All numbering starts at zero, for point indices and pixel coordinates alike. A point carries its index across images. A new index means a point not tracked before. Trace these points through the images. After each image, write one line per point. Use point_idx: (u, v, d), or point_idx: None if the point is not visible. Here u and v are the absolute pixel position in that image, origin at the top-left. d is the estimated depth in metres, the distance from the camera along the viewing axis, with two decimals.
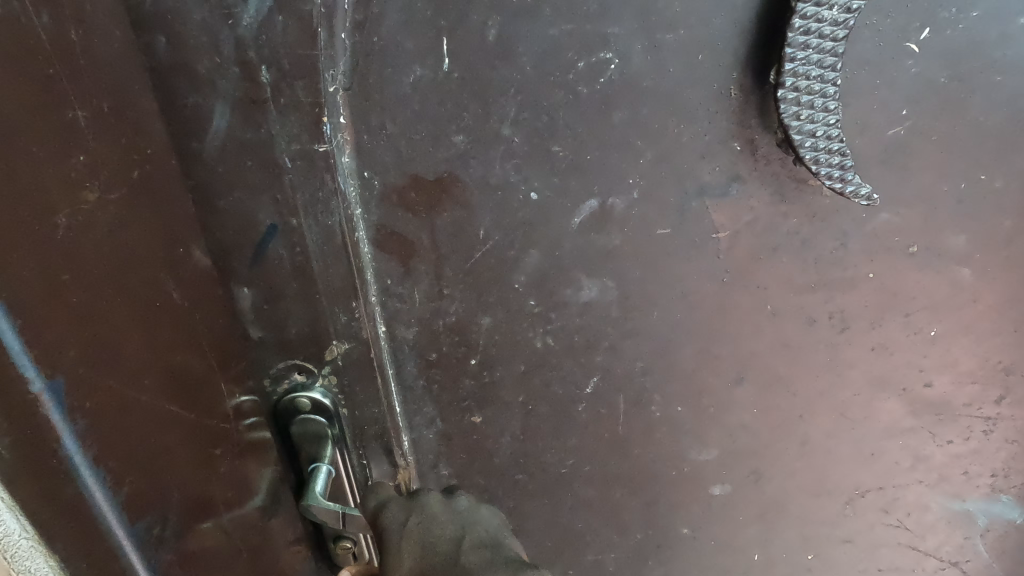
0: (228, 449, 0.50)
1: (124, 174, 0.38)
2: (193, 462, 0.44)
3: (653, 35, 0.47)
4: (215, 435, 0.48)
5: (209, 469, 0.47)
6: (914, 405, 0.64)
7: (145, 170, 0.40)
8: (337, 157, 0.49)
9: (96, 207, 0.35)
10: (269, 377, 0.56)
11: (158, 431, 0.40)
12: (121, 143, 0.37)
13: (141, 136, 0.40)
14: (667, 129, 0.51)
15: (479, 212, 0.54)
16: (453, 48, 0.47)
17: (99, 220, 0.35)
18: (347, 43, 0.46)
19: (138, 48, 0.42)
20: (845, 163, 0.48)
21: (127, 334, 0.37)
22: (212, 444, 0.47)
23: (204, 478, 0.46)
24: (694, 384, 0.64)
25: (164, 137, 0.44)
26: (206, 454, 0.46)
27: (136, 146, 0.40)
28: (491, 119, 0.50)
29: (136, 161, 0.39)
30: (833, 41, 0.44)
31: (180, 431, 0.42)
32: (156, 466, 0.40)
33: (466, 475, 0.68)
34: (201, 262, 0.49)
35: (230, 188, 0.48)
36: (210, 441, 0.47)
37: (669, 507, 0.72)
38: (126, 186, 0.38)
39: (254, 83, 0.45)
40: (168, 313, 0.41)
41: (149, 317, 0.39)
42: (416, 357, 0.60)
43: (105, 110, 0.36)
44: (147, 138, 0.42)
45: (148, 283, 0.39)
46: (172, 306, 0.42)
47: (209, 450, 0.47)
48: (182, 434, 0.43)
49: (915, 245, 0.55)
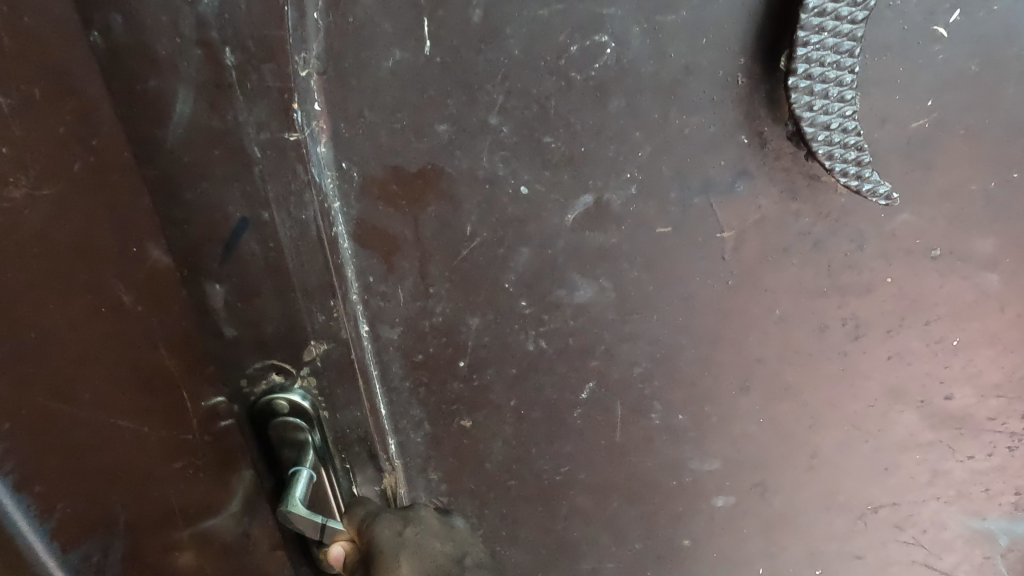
0: (191, 462, 0.53)
1: (62, 174, 0.39)
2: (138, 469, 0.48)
3: (652, 17, 0.43)
4: (177, 443, 0.51)
5: (156, 478, 0.50)
6: (932, 418, 0.60)
7: (89, 162, 0.41)
8: (310, 148, 0.46)
9: (21, 207, 0.38)
10: (245, 377, 0.54)
11: (78, 440, 0.44)
12: (60, 136, 0.38)
13: (83, 126, 0.40)
14: (668, 120, 0.47)
15: (466, 207, 0.50)
16: (434, 30, 0.43)
17: (25, 221, 0.38)
18: (320, 23, 0.42)
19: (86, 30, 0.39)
20: (863, 159, 0.43)
21: (78, 352, 0.43)
22: (161, 456, 0.50)
23: (155, 483, 0.50)
24: (695, 391, 0.61)
25: (119, 125, 0.42)
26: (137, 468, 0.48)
27: (82, 135, 0.40)
28: (477, 108, 0.46)
29: (79, 153, 0.40)
30: (851, 24, 0.40)
31: (120, 444, 0.47)
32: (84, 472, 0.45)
33: (456, 481, 0.65)
34: (159, 262, 0.47)
35: (197, 178, 0.45)
36: (163, 452, 0.50)
37: (670, 517, 0.69)
38: (64, 184, 0.39)
39: (218, 66, 0.41)
40: (114, 321, 0.44)
41: (99, 328, 0.43)
42: (402, 359, 0.57)
43: (37, 97, 0.37)
44: (90, 125, 0.40)
45: (94, 289, 0.42)
46: (122, 311, 0.44)
47: (152, 461, 0.49)
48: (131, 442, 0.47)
49: (937, 248, 0.51)
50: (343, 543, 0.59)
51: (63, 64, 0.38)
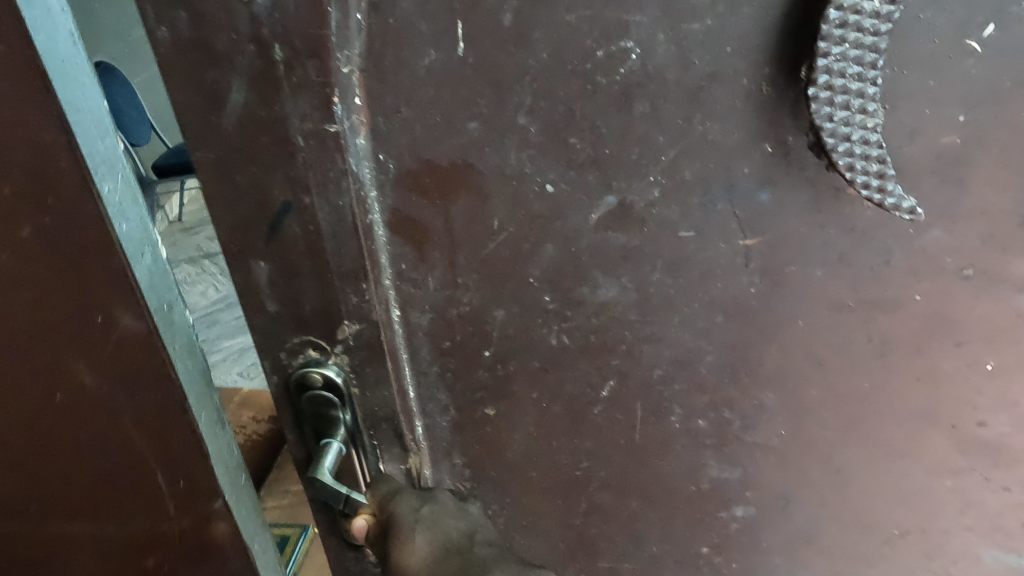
0: (173, 491, 0.67)
1: (64, 256, 0.53)
2: (101, 479, 0.67)
3: (678, 25, 0.44)
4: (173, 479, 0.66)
5: (147, 493, 0.68)
6: (965, 444, 0.59)
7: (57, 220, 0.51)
8: (349, 139, 0.49)
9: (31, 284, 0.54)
10: (285, 350, 0.59)
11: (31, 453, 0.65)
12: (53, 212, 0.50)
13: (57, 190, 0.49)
14: (692, 126, 0.48)
15: (494, 202, 0.52)
16: (468, 33, 0.46)
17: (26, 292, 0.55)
18: (362, 24, 0.45)
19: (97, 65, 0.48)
20: (885, 170, 0.44)
21: (54, 389, 0.61)
22: (115, 482, 0.67)
23: (96, 490, 0.68)
24: (716, 398, 0.61)
25: (111, 155, 0.49)
26: (128, 487, 0.68)
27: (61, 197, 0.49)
28: (507, 108, 0.48)
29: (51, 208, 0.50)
30: (874, 36, 0.39)
31: (130, 472, 0.66)
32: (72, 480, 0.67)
33: (479, 467, 0.68)
34: (130, 325, 0.55)
35: (247, 163, 0.49)
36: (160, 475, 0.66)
37: (688, 523, 0.70)
38: (66, 276, 0.54)
39: (268, 61, 0.45)
40: (92, 373, 0.60)
41: (74, 379, 0.60)
42: (430, 345, 0.60)
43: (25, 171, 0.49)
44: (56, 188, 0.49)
45: (93, 351, 0.58)
46: (93, 365, 0.59)
47: (130, 486, 0.68)
48: (130, 454, 0.65)
49: (970, 267, 0.50)
50: (366, 517, 0.63)
51: (33, 114, 0.46)
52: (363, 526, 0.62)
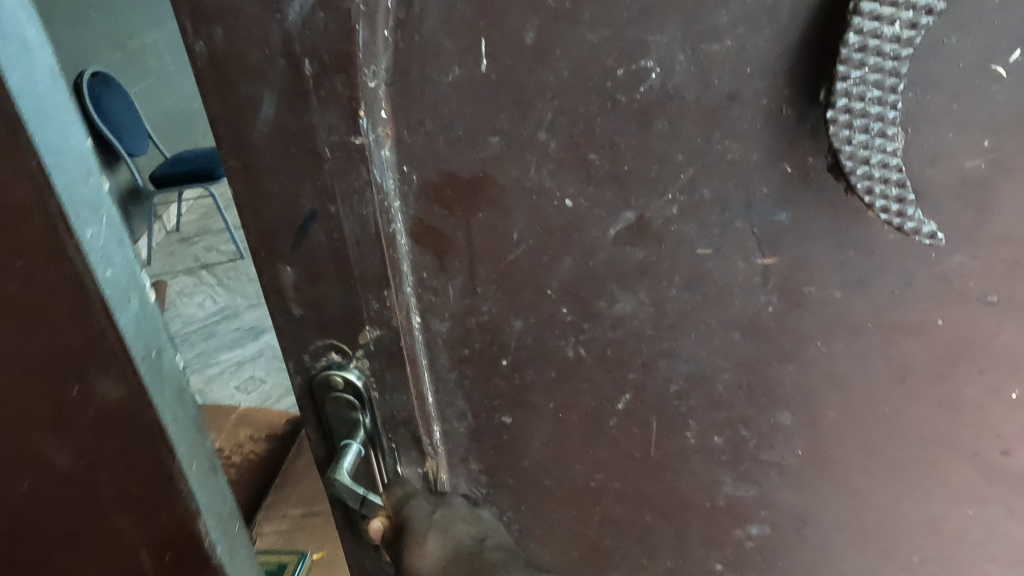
0: (108, 515, 0.77)
1: (54, 317, 0.61)
2: (97, 510, 0.76)
3: (697, 45, 0.44)
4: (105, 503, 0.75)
5: (128, 521, 0.77)
6: (987, 472, 0.58)
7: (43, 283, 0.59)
8: (375, 151, 0.51)
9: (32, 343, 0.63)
10: (308, 353, 0.60)
11: (35, 494, 0.74)
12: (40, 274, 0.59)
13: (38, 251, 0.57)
14: (711, 145, 0.48)
15: (514, 215, 0.53)
16: (491, 50, 0.47)
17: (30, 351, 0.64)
18: (389, 40, 0.47)
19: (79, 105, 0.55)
20: (904, 195, 0.44)
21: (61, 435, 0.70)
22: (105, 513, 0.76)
23: (89, 522, 0.77)
24: (732, 415, 0.61)
25: (93, 195, 0.56)
26: (115, 517, 0.77)
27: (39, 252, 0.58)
28: (528, 123, 0.49)
29: (34, 266, 0.58)
30: (895, 61, 0.39)
31: (121, 503, 0.76)
32: (72, 513, 0.76)
33: (495, 473, 0.69)
34: (111, 391, 0.66)
35: (276, 172, 0.51)
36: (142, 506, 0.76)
37: (702, 540, 0.69)
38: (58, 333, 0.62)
39: (299, 75, 0.47)
40: (91, 424, 0.69)
41: (74, 428, 0.69)
42: (448, 352, 0.61)
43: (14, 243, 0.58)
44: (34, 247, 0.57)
45: (90, 405, 0.67)
46: (91, 416, 0.68)
47: (91, 515, 0.76)
48: (127, 490, 0.74)
49: (994, 293, 0.49)
50: (382, 519, 0.64)
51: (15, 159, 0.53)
52: (380, 528, 0.64)
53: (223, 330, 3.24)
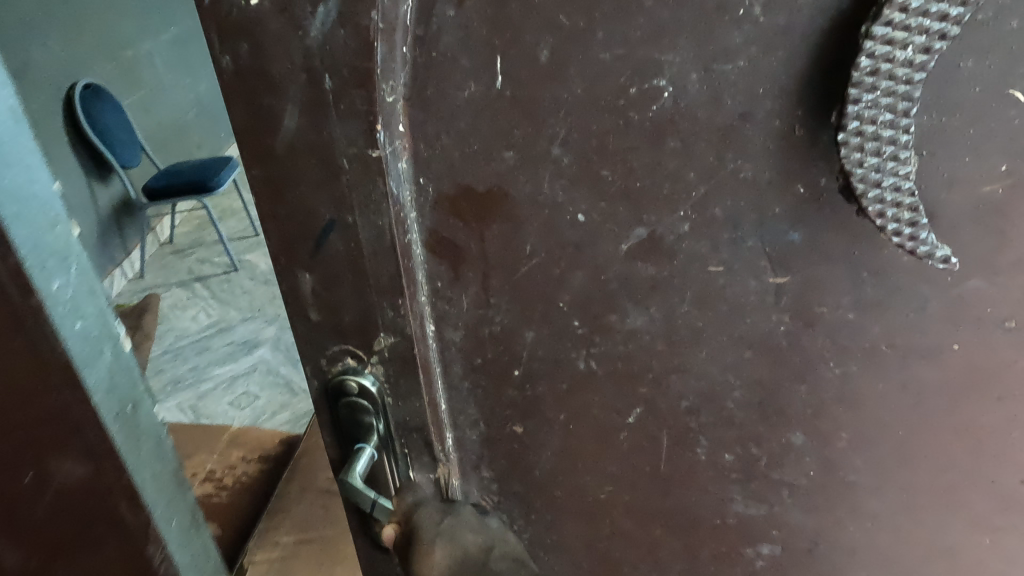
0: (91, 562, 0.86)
1: (41, 388, 0.70)
2: (52, 554, 0.83)
3: (710, 65, 0.45)
4: (82, 549, 0.84)
5: (98, 563, 0.85)
6: (1004, 499, 0.57)
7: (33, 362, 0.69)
8: (392, 163, 0.52)
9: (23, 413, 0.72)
10: (325, 357, 0.62)
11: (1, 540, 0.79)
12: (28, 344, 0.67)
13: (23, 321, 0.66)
14: (723, 164, 0.48)
15: (527, 228, 0.54)
16: (506, 67, 0.47)
17: (19, 417, 0.72)
18: (407, 56, 0.48)
19: (45, 158, 0.65)
20: (918, 219, 0.43)
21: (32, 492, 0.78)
22: (75, 558, 0.84)
23: (56, 561, 0.84)
24: (743, 434, 0.60)
25: (60, 244, 0.66)
26: (81, 561, 0.85)
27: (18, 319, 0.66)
28: (541, 139, 0.50)
29: (21, 339, 0.67)
30: (907, 84, 0.39)
31: (76, 551, 0.84)
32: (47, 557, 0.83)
33: (506, 481, 0.69)
34: (80, 462, 0.76)
35: (297, 182, 0.52)
36: (102, 552, 0.85)
37: (713, 557, 0.69)
38: (47, 412, 0.72)
39: (318, 89, 0.48)
40: (59, 481, 0.77)
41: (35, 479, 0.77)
42: (462, 360, 0.62)
43: (13, 326, 0.66)
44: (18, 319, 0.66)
45: (64, 463, 0.76)
46: (43, 469, 0.76)
47: (64, 558, 0.84)
48: (88, 535, 0.83)
49: (1012, 319, 0.48)
50: (394, 525, 0.65)
51: None
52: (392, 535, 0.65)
53: (218, 343, 3.17)
